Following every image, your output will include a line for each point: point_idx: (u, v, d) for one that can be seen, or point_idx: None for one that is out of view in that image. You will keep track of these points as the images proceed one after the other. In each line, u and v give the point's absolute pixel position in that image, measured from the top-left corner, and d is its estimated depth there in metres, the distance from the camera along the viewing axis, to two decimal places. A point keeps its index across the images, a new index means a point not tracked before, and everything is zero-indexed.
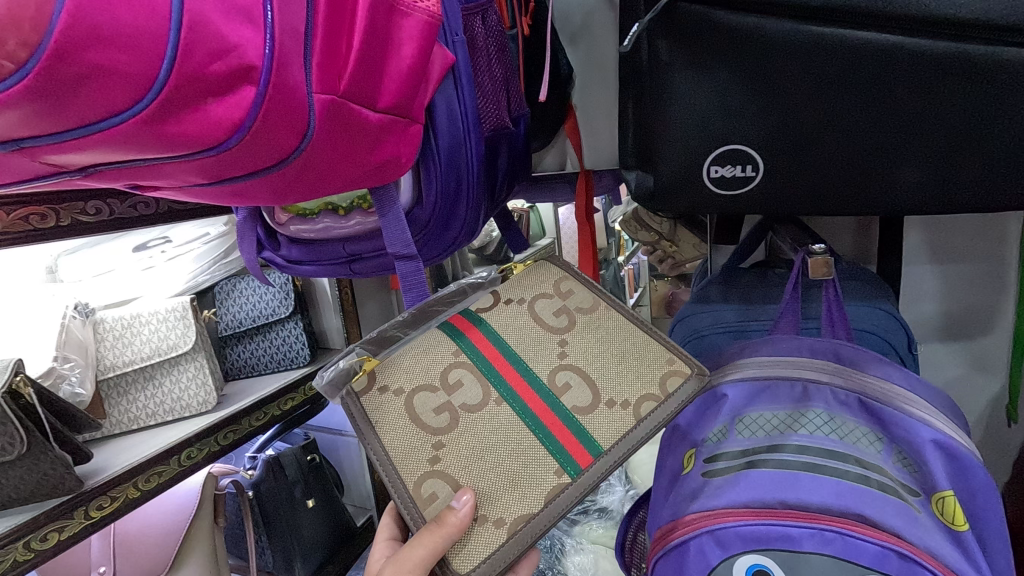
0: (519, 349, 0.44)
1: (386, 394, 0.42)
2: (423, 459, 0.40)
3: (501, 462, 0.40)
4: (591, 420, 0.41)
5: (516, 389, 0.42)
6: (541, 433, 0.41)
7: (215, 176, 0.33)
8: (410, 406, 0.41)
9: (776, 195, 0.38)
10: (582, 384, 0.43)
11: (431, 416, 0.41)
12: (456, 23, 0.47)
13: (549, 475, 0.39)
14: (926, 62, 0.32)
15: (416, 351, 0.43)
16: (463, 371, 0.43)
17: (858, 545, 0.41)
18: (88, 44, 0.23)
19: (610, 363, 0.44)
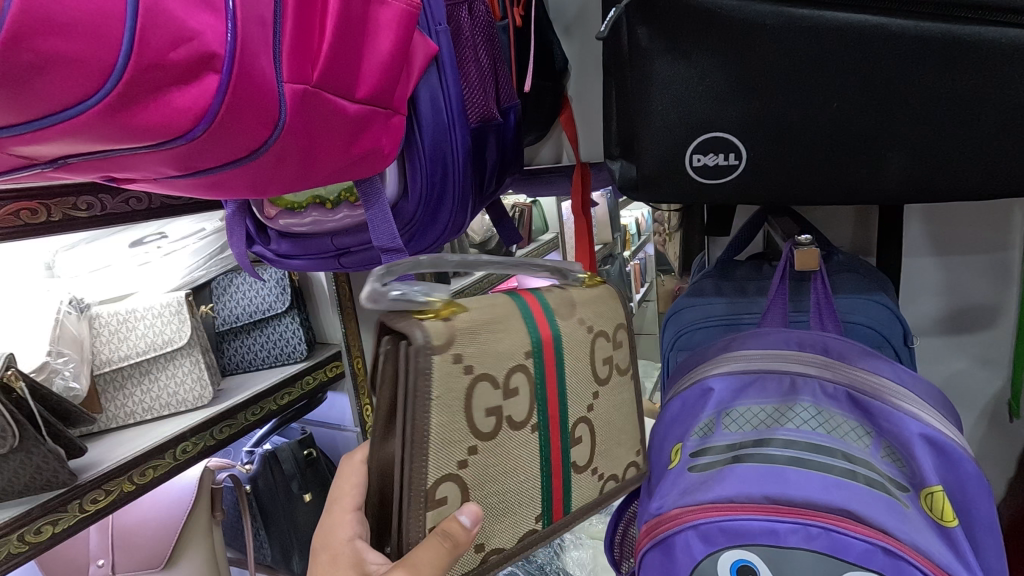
0: (571, 386, 0.39)
1: (456, 365, 0.33)
2: (452, 460, 0.34)
3: None
4: (578, 480, 0.41)
5: (551, 421, 0.38)
6: (545, 476, 0.38)
7: (188, 168, 0.33)
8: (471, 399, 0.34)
9: (763, 186, 0.36)
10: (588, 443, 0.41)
11: (481, 418, 0.35)
12: (438, 13, 0.47)
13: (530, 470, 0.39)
14: (909, 44, 0.31)
15: (492, 329, 0.35)
16: (523, 378, 0.36)
17: (845, 541, 0.41)
18: (43, 31, 0.22)
19: (617, 421, 0.43)
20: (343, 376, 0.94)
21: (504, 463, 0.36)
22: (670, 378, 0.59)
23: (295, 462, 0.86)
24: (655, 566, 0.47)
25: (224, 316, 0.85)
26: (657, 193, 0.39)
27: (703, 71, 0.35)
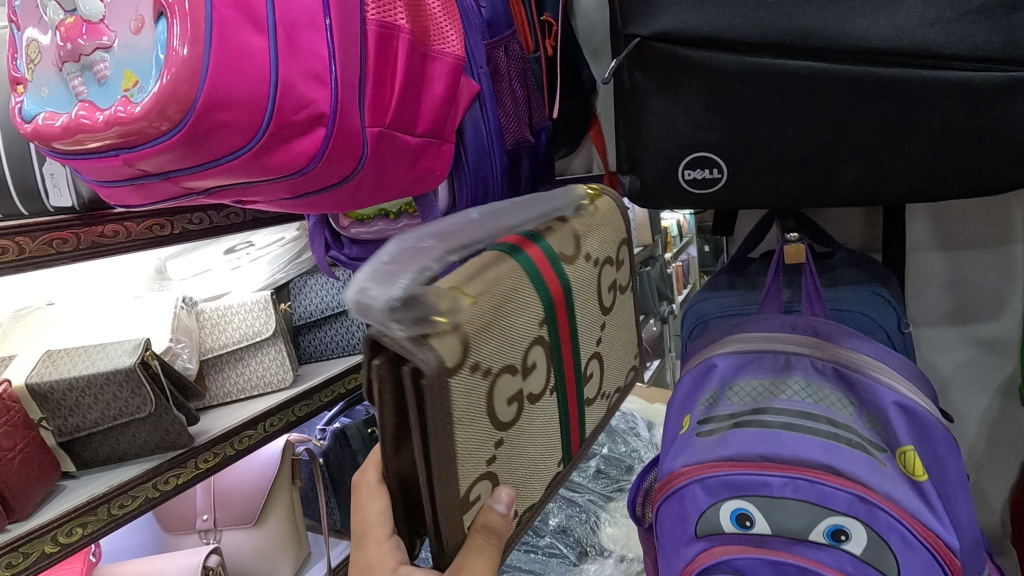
0: (580, 332, 0.45)
1: (475, 372, 0.33)
2: (482, 460, 0.35)
3: (540, 444, 0.42)
4: (589, 412, 0.48)
5: (566, 388, 0.44)
6: (562, 428, 0.44)
7: (297, 191, 0.45)
8: (493, 388, 0.36)
9: (740, 193, 0.45)
10: (597, 373, 0.48)
11: (504, 408, 0.37)
12: (480, 58, 0.57)
13: (553, 460, 0.44)
14: (846, 82, 0.39)
15: (501, 305, 0.36)
16: (537, 351, 0.39)
17: (827, 491, 0.48)
18: (217, 107, 0.35)
19: (613, 350, 0.51)
20: None
21: (533, 436, 0.41)
22: (683, 359, 0.67)
23: (361, 438, 0.97)
24: (669, 514, 0.56)
25: (300, 312, 0.98)
26: (659, 200, 0.48)
27: (686, 104, 0.44)
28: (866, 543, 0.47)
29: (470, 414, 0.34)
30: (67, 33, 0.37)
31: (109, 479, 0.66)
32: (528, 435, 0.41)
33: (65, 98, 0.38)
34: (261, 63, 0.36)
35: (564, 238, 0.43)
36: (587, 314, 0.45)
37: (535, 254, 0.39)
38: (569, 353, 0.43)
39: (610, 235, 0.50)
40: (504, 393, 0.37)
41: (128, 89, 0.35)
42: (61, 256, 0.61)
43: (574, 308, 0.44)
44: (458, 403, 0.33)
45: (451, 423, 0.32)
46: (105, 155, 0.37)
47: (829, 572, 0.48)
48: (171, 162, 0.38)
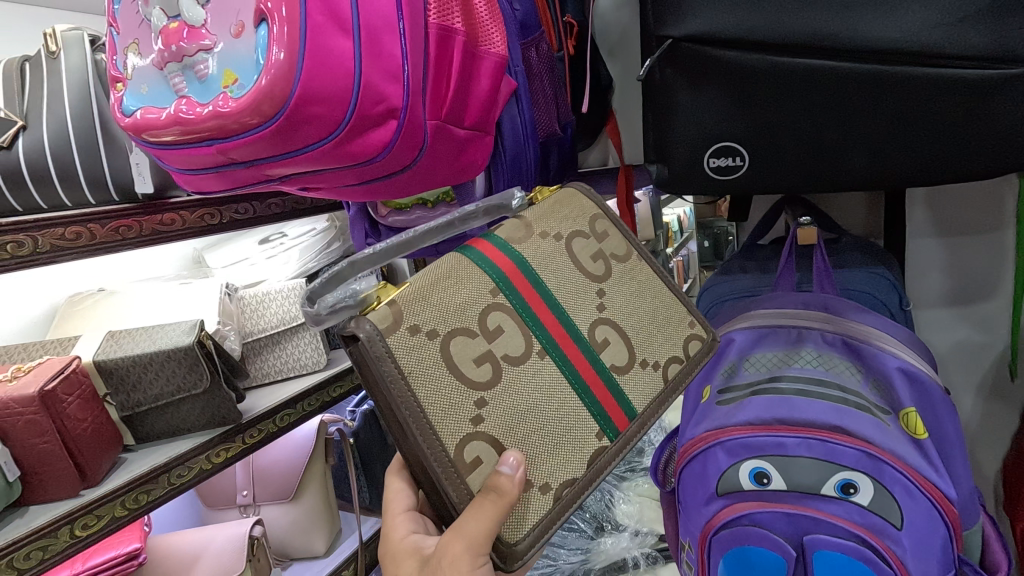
0: (559, 296, 0.48)
1: (418, 335, 0.42)
2: (465, 418, 0.41)
3: (547, 416, 0.44)
4: (626, 380, 0.49)
5: (563, 350, 0.46)
6: (584, 395, 0.46)
7: (363, 178, 0.49)
8: (447, 350, 0.42)
9: (759, 180, 0.51)
10: (617, 341, 0.49)
11: (474, 369, 0.43)
12: (517, 57, 0.61)
13: (593, 437, 0.45)
14: (857, 78, 0.44)
15: (441, 284, 0.44)
16: (499, 315, 0.45)
17: (837, 449, 0.54)
18: (308, 103, 0.40)
19: (639, 320, 0.52)
20: None
21: (528, 395, 0.44)
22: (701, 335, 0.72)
23: None
24: (692, 475, 0.61)
25: None
26: (686, 186, 0.53)
27: (712, 99, 0.49)
28: (872, 494, 0.53)
29: (428, 375, 0.41)
30: (171, 36, 0.41)
31: (167, 451, 0.71)
32: (523, 396, 0.43)
33: (164, 93, 0.43)
34: (346, 61, 0.40)
35: (512, 225, 0.50)
36: (567, 287, 0.49)
37: (481, 246, 0.48)
38: (553, 322, 0.47)
39: (575, 215, 0.53)
40: (465, 353, 0.43)
41: (228, 85, 0.40)
42: (127, 241, 0.66)
43: (546, 286, 0.48)
44: (413, 364, 0.41)
45: (399, 385, 0.40)
46: (204, 145, 0.42)
47: (839, 521, 0.53)
48: (262, 150, 0.43)
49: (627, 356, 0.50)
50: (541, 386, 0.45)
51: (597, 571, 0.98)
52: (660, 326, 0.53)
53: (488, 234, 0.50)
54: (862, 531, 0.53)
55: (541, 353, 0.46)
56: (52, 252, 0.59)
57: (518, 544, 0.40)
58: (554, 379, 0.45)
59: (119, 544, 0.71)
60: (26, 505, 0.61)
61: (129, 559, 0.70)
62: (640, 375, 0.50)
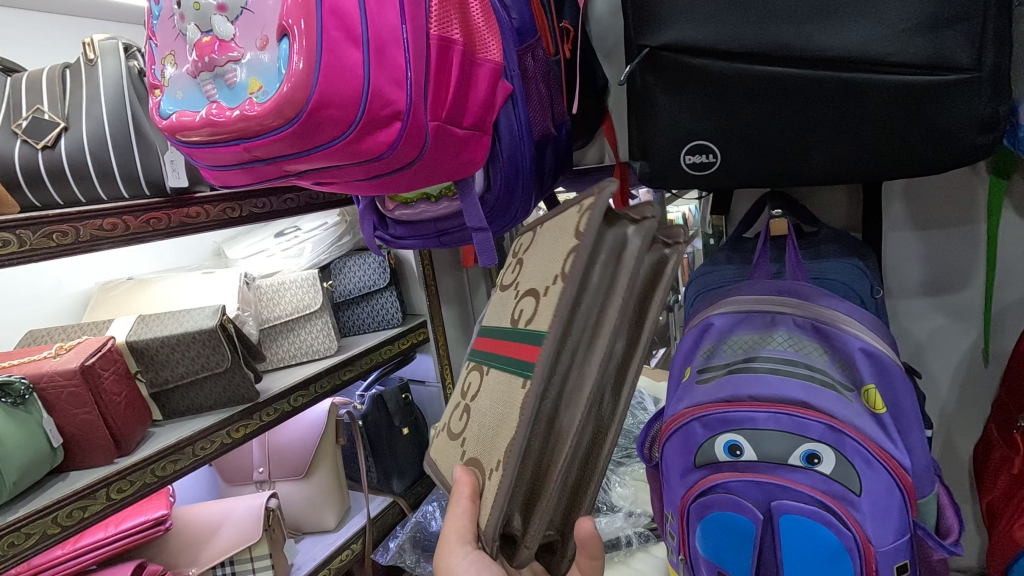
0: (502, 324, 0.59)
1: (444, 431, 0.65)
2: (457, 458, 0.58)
3: (497, 406, 0.53)
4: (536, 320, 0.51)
5: (503, 357, 0.56)
6: (515, 366, 0.52)
7: (372, 174, 0.55)
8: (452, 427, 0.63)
9: (731, 175, 0.56)
10: (528, 300, 0.54)
11: (460, 423, 0.60)
12: (512, 63, 0.67)
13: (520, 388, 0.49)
14: (812, 84, 0.49)
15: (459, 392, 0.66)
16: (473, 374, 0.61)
17: (802, 422, 0.58)
18: (323, 107, 0.45)
19: (548, 260, 0.53)
20: (428, 340, 1.18)
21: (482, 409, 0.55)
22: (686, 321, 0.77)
23: (396, 402, 1.08)
24: (675, 447, 0.66)
25: (341, 290, 1.08)
26: (665, 179, 0.59)
27: (687, 102, 0.54)
28: (834, 464, 0.58)
29: (445, 456, 0.64)
30: (204, 48, 0.47)
31: (192, 425, 0.78)
32: (480, 414, 0.55)
33: (198, 98, 0.49)
34: (358, 70, 0.46)
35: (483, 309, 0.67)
36: (502, 315, 0.60)
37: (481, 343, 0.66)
38: (496, 350, 0.59)
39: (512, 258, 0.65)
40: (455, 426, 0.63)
41: (254, 91, 0.46)
42: (157, 232, 0.72)
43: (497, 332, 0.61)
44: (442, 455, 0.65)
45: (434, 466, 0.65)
46: (233, 144, 0.48)
47: (804, 488, 0.59)
48: (284, 149, 0.48)
49: (536, 302, 0.52)
50: (487, 393, 0.56)
51: None
52: (554, 250, 0.52)
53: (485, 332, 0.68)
54: (824, 497, 0.58)
55: (493, 374, 0.58)
56: (92, 242, 0.66)
57: (486, 527, 0.48)
58: (500, 381, 0.55)
59: (148, 510, 0.78)
60: (66, 471, 0.68)
61: (157, 524, 0.77)
62: (546, 304, 0.50)
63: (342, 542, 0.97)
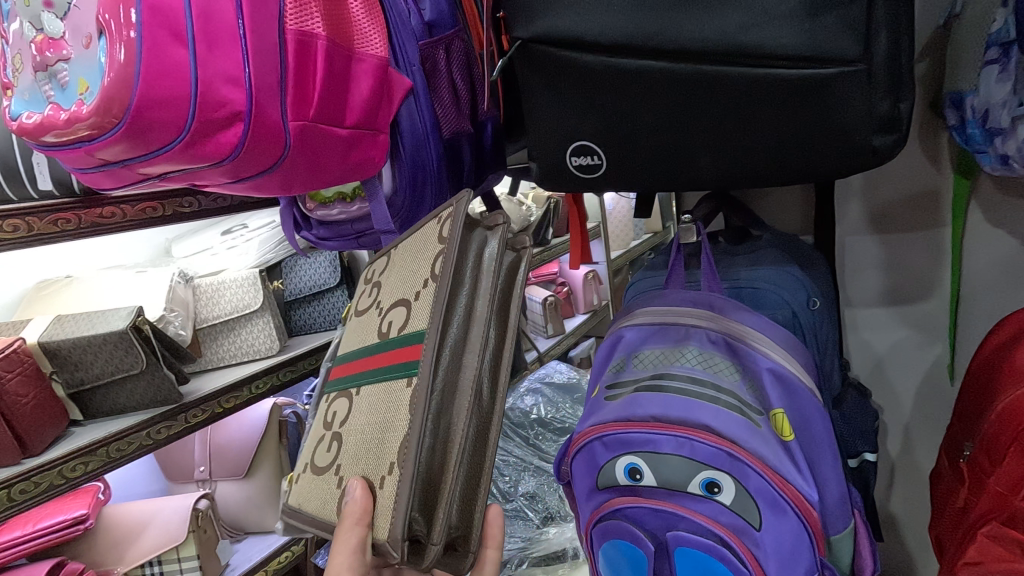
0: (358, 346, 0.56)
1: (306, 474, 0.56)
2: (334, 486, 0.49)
3: (370, 422, 0.47)
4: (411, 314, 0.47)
5: (359, 376, 0.53)
6: (383, 374, 0.48)
7: (235, 176, 0.52)
8: (309, 483, 0.55)
9: (619, 178, 0.51)
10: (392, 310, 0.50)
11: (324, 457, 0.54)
12: (412, 56, 0.63)
13: (404, 389, 0.43)
14: (689, 80, 0.44)
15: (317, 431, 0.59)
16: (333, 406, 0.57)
17: (701, 447, 0.53)
18: (149, 108, 0.43)
19: (411, 258, 0.51)
20: None
21: (355, 428, 0.49)
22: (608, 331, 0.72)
23: None
24: (579, 467, 0.61)
25: (292, 289, 1.08)
26: (556, 181, 0.55)
27: (565, 99, 0.50)
28: (734, 494, 0.53)
29: (311, 494, 0.54)
30: (39, 46, 0.45)
31: (110, 426, 0.77)
32: (355, 431, 0.50)
33: (39, 100, 0.47)
34: (182, 69, 0.43)
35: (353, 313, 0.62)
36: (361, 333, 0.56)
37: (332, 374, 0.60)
38: (358, 369, 0.54)
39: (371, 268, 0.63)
40: (323, 458, 0.54)
41: (83, 92, 0.44)
42: (65, 233, 0.71)
43: (352, 351, 0.58)
44: (306, 499, 0.55)
45: (300, 507, 0.54)
46: (69, 146, 0.45)
47: (701, 519, 0.54)
48: (123, 152, 0.46)
49: (406, 312, 0.48)
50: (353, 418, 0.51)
51: (532, 559, 0.96)
52: (418, 258, 0.49)
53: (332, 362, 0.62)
54: (722, 530, 0.53)
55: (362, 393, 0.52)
56: None
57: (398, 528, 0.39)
58: (373, 396, 0.49)
59: (68, 509, 0.78)
60: None
61: (76, 523, 0.77)
62: (417, 308, 0.46)
63: (280, 544, 0.96)
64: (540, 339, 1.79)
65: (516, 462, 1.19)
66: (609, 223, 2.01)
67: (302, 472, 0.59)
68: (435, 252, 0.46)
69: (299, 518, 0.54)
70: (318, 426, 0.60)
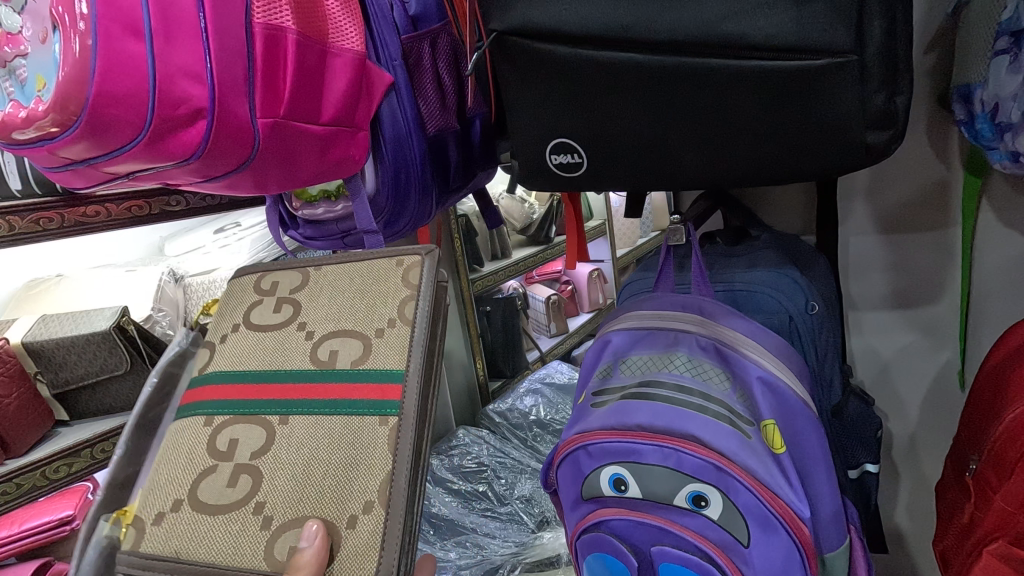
0: (271, 364, 0.57)
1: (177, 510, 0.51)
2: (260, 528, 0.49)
3: (319, 452, 0.51)
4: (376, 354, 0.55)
5: (286, 401, 0.54)
6: (336, 407, 0.53)
7: (205, 175, 0.51)
8: (196, 499, 0.51)
9: (601, 176, 0.49)
10: (340, 343, 0.56)
11: (226, 489, 0.51)
12: (393, 51, 0.62)
13: (381, 428, 0.51)
14: (670, 73, 0.41)
15: (172, 455, 0.54)
16: (227, 430, 0.54)
17: (686, 458, 0.51)
18: (107, 105, 0.41)
19: (356, 300, 0.59)
20: None
21: (291, 457, 0.51)
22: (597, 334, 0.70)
23: None
24: (564, 476, 0.59)
25: None
26: (537, 180, 0.52)
27: (543, 94, 0.47)
28: (721, 509, 0.50)
29: (202, 535, 0.49)
30: None
31: (96, 427, 0.76)
32: (290, 459, 0.51)
33: None
34: (140, 64, 0.42)
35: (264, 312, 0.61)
36: (277, 353, 0.58)
37: (206, 391, 0.57)
38: (278, 398, 0.55)
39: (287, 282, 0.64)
40: (218, 495, 0.51)
41: (40, 89, 0.42)
42: (45, 232, 0.71)
43: (251, 372, 0.57)
44: (186, 543, 0.49)
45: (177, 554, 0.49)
46: (29, 145, 0.44)
47: (687, 533, 0.51)
48: (84, 151, 0.44)
49: (362, 347, 0.56)
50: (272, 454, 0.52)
51: (526, 564, 0.93)
52: (374, 300, 0.59)
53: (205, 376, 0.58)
54: (709, 546, 0.51)
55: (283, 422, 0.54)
56: None
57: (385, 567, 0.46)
58: (311, 425, 0.53)
59: None
60: None
61: None
62: (380, 344, 0.55)
63: None
64: (543, 339, 1.77)
65: (514, 465, 1.17)
66: (615, 221, 1.98)
67: (167, 511, 0.51)
68: (399, 299, 0.58)
69: (173, 571, 0.48)
70: (186, 452, 0.54)
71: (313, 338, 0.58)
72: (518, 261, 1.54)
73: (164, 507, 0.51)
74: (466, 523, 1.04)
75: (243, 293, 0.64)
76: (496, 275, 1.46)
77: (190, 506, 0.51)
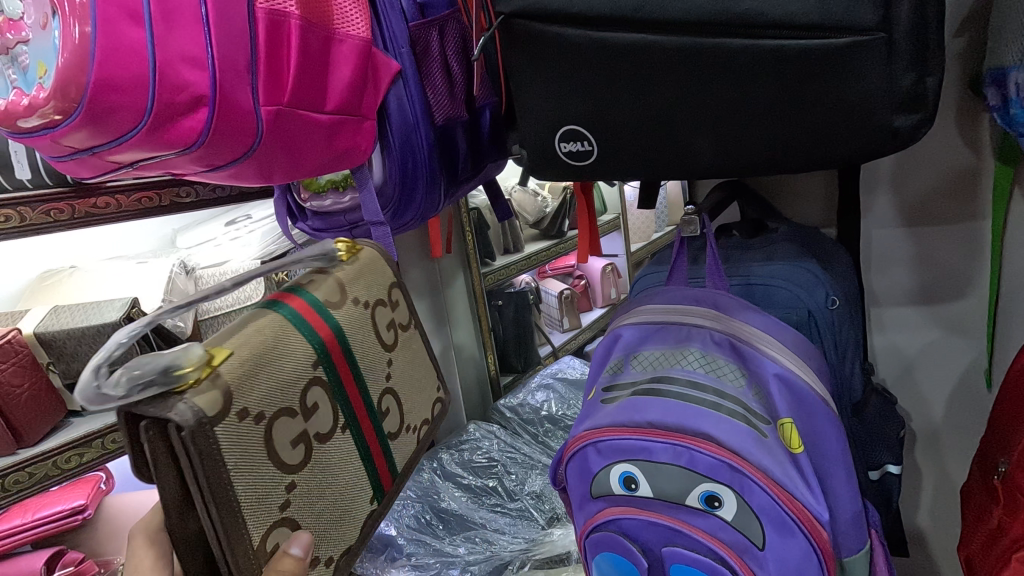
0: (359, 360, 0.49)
1: (244, 419, 0.39)
2: (274, 501, 0.40)
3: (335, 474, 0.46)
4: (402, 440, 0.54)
5: (357, 412, 0.48)
6: (366, 458, 0.49)
7: (209, 164, 0.50)
8: (269, 432, 0.41)
9: (612, 165, 0.47)
10: (394, 410, 0.53)
11: (287, 449, 0.42)
12: (400, 38, 0.61)
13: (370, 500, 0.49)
14: (682, 55, 0.40)
15: (275, 359, 0.42)
16: (316, 394, 0.44)
17: (699, 457, 0.49)
18: (107, 92, 0.41)
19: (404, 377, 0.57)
20: None
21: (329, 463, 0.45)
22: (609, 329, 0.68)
23: None
24: (573, 474, 0.58)
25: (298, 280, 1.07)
26: (546, 170, 0.51)
27: (551, 79, 0.46)
28: (735, 510, 0.48)
29: (254, 461, 0.39)
30: None
31: (108, 417, 0.77)
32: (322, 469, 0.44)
33: None
34: (139, 50, 0.42)
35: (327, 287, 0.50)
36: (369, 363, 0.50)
37: (296, 304, 0.47)
38: (353, 400, 0.48)
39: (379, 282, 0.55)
40: (286, 446, 0.41)
41: (41, 77, 0.42)
42: (58, 224, 0.71)
43: (360, 361, 0.49)
44: (241, 458, 0.38)
45: (225, 466, 0.37)
46: (31, 135, 0.43)
47: (700, 535, 0.50)
48: (86, 140, 0.44)
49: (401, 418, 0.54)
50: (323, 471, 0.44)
51: (536, 561, 0.92)
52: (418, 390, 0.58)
53: (303, 290, 0.49)
54: (722, 548, 0.49)
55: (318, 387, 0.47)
56: None
57: None
58: (346, 457, 0.47)
59: (67, 499, 0.78)
60: None
61: (74, 514, 0.77)
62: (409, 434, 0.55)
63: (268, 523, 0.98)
64: (556, 333, 1.76)
65: (524, 460, 1.16)
66: (629, 215, 1.96)
67: (250, 416, 0.39)
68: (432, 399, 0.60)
69: (209, 478, 0.36)
70: (282, 381, 0.42)
71: (386, 385, 0.52)
72: (531, 255, 1.53)
73: (250, 407, 0.39)
74: (475, 518, 1.04)
75: (373, 280, 0.54)
76: (508, 269, 1.45)
77: (258, 435, 0.40)
